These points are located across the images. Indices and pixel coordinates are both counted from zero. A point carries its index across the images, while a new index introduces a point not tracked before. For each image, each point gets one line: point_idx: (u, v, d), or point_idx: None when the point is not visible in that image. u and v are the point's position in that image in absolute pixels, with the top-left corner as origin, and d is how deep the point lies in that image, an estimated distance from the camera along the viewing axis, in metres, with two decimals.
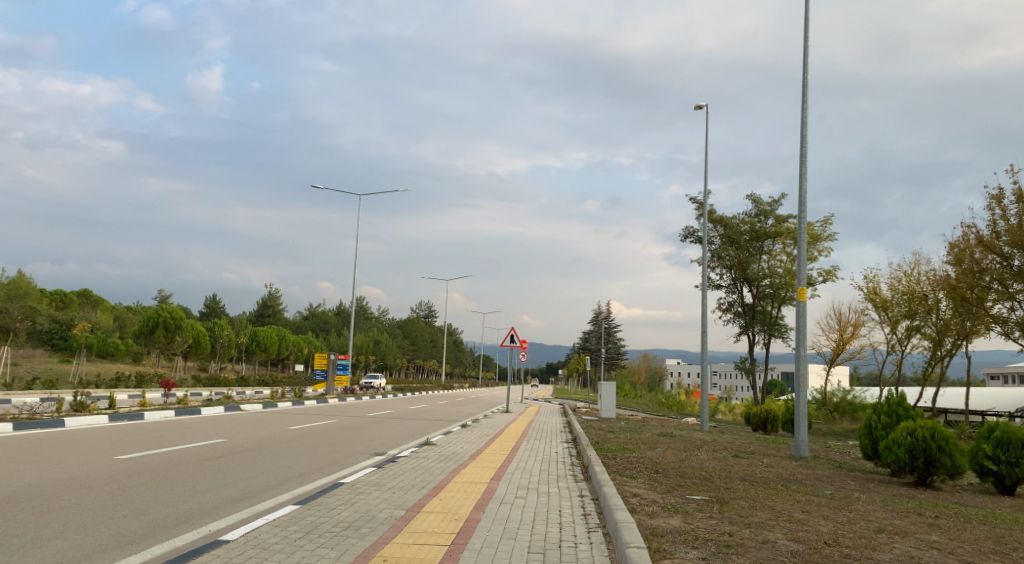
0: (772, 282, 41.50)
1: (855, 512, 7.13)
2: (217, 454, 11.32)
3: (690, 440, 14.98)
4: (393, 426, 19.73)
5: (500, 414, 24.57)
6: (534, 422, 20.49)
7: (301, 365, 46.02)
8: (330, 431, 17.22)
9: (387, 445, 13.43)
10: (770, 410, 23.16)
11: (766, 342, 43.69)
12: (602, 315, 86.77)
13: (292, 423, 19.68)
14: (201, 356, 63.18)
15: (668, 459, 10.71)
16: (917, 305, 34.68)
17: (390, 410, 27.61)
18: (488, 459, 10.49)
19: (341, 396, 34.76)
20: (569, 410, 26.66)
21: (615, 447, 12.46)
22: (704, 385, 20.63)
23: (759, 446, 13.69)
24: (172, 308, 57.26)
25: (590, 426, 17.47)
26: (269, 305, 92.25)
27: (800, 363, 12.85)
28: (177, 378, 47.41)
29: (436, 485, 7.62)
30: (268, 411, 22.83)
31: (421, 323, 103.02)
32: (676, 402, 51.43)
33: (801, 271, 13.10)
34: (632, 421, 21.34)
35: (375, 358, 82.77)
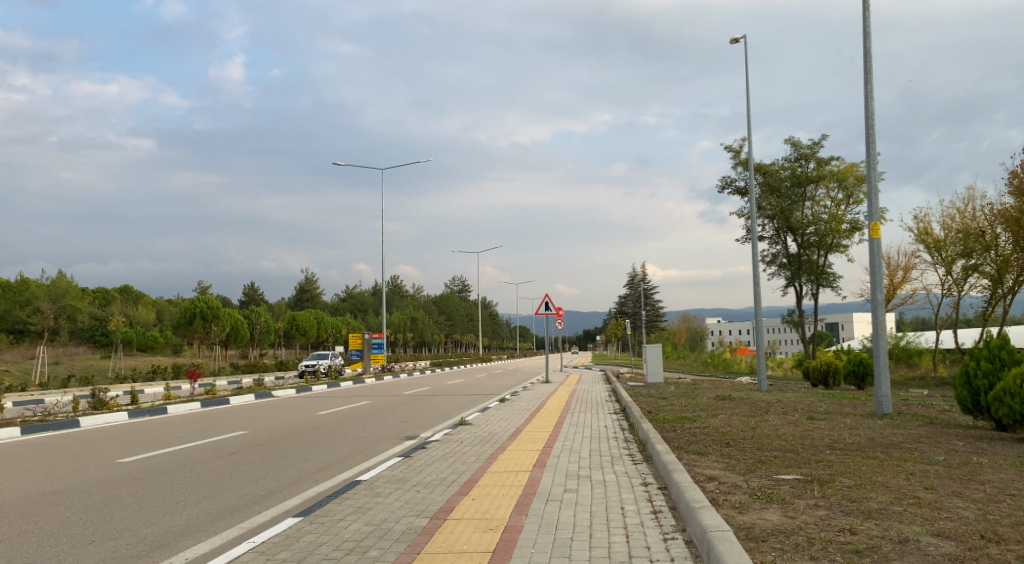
0: (817, 229, 39.35)
1: (990, 486, 5.67)
2: (233, 448, 10.28)
3: (752, 402, 13.54)
4: (430, 405, 18.65)
5: (541, 385, 23.36)
6: (577, 393, 19.20)
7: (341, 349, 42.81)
8: (361, 414, 16.13)
9: (420, 427, 12.32)
10: (830, 362, 21.57)
11: (814, 293, 41.80)
12: (639, 277, 85.13)
13: (322, 407, 18.68)
14: (240, 344, 63.17)
15: (736, 429, 9.32)
16: (973, 242, 32.40)
17: (427, 388, 26.58)
18: (530, 441, 9.17)
19: (379, 376, 33.93)
20: (613, 377, 25.40)
21: (673, 416, 11.08)
22: (760, 341, 19.10)
23: (832, 405, 12.22)
24: (208, 298, 57.09)
25: (638, 393, 16.16)
26: (306, 289, 92.32)
27: (877, 310, 11.29)
28: (215, 367, 47.15)
29: (469, 479, 6.36)
30: (300, 396, 21.95)
31: (457, 298, 102.51)
32: (722, 360, 49.78)
33: (872, 205, 11.45)
34: (683, 385, 19.97)
35: (414, 336, 82.26)
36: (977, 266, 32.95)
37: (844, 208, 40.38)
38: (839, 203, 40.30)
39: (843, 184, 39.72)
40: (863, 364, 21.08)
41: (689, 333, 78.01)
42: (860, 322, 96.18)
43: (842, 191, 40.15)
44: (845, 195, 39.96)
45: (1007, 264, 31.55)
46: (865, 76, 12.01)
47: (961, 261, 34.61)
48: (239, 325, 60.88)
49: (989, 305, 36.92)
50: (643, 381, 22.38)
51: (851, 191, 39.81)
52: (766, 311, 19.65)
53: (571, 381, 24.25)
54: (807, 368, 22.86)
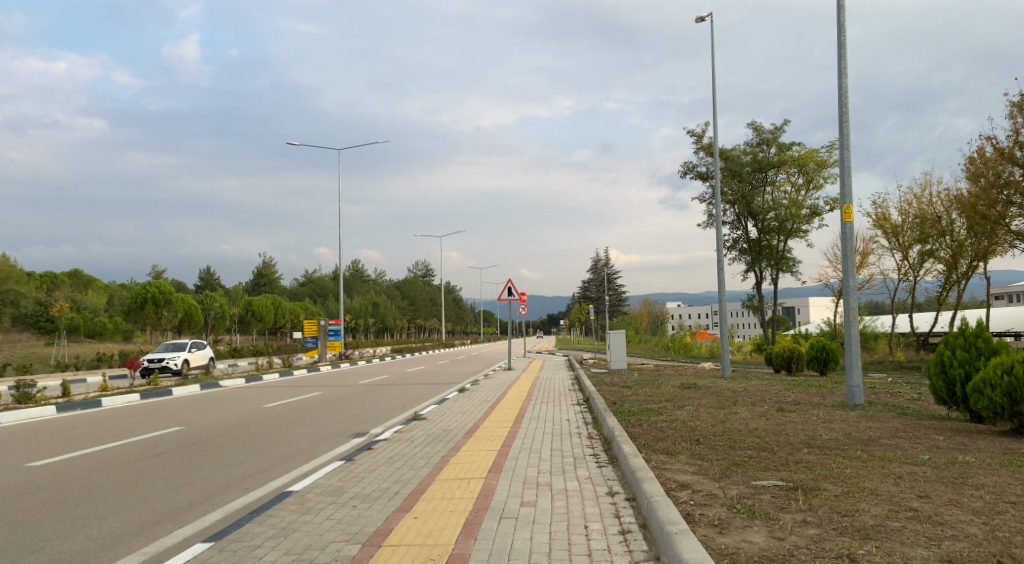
0: (777, 215, 39.37)
1: (988, 493, 5.17)
2: (164, 449, 9.45)
3: (718, 391, 13.06)
4: (387, 395, 17.88)
5: (502, 372, 22.69)
6: (539, 380, 18.59)
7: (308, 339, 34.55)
8: (312, 406, 15.31)
9: (371, 421, 11.60)
10: (793, 347, 21.31)
11: (775, 277, 41.88)
12: (601, 261, 84.99)
13: (273, 398, 17.79)
14: (194, 330, 61.36)
15: (705, 423, 8.77)
16: (929, 228, 32.58)
17: (385, 376, 25.77)
18: (486, 439, 8.52)
19: (336, 363, 32.94)
20: (575, 363, 24.91)
21: (639, 408, 10.52)
22: (723, 327, 18.66)
23: (801, 395, 11.80)
24: (160, 283, 55.14)
25: (601, 382, 15.60)
26: (263, 274, 90.27)
27: (849, 297, 10.85)
28: (166, 355, 45.58)
29: (415, 489, 5.68)
30: (250, 386, 21.01)
31: (418, 282, 101.32)
32: (683, 345, 49.74)
33: (844, 187, 10.95)
34: (646, 372, 19.53)
35: (375, 321, 80.92)
36: (934, 251, 33.19)
37: (804, 193, 40.37)
38: (800, 188, 40.24)
39: (804, 169, 39.59)
40: (825, 350, 20.79)
41: (651, 318, 78.16)
42: (817, 307, 97.61)
43: (802, 175, 40.02)
44: (805, 180, 39.88)
45: (962, 250, 31.81)
46: (839, 53, 11.52)
47: (918, 246, 34.83)
48: (192, 311, 59.05)
49: (944, 289, 37.36)
50: (606, 368, 21.88)
51: (811, 177, 39.76)
52: (730, 296, 19.23)
53: (533, 369, 23.63)
54: (769, 353, 22.61)
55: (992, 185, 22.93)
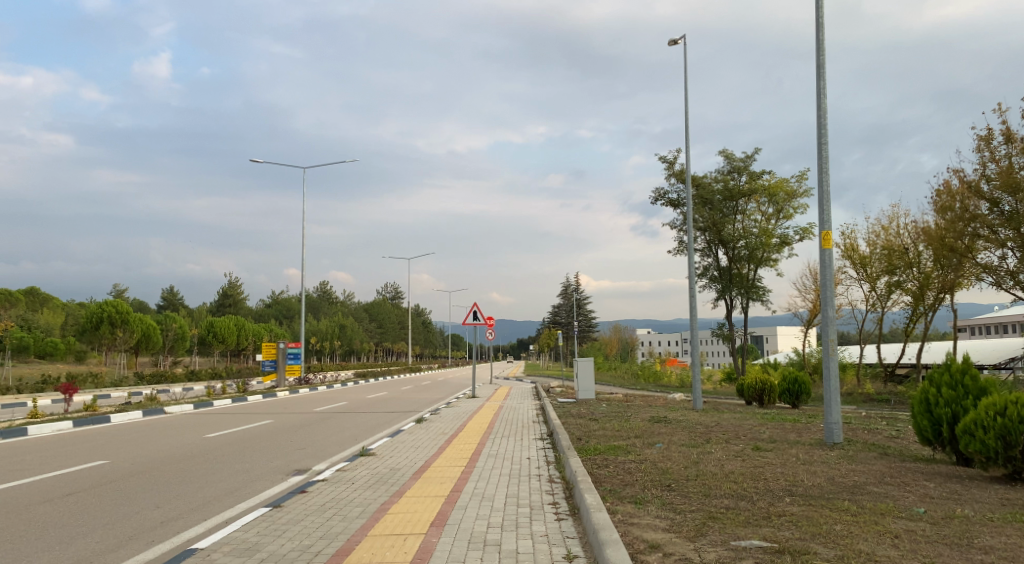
0: (747, 243, 39.25)
1: (999, 558, 4.50)
2: (76, 489, 8.52)
3: (689, 426, 12.37)
4: (341, 424, 16.92)
5: (465, 401, 21.81)
6: (503, 410, 17.77)
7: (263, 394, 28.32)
8: (258, 436, 14.34)
9: (314, 456, 10.73)
10: (765, 379, 20.71)
11: (744, 306, 41.64)
12: (572, 286, 84.52)
13: (219, 427, 16.73)
14: (152, 351, 59.40)
15: (678, 465, 8.03)
16: (897, 260, 32.57)
17: (344, 402, 24.71)
18: (435, 482, 7.71)
19: (294, 389, 31.75)
20: (542, 391, 24.09)
21: (606, 445, 9.76)
22: (694, 358, 18.06)
23: (776, 432, 11.13)
24: (117, 302, 53.37)
25: (567, 413, 14.81)
26: (229, 294, 88.28)
27: (827, 328, 10.23)
28: (119, 377, 43.84)
29: (341, 549, 4.91)
30: (199, 413, 19.87)
31: (387, 305, 99.90)
32: (653, 373, 49.16)
33: (823, 212, 10.38)
34: (615, 402, 18.81)
35: (341, 344, 79.35)
36: (901, 282, 33.11)
37: (774, 222, 40.38)
38: (770, 217, 40.24)
39: (774, 198, 39.62)
40: (797, 382, 20.47)
41: (621, 345, 77.76)
42: (785, 336, 98.07)
43: (773, 205, 40.05)
44: (775, 209, 39.91)
45: (929, 281, 31.76)
46: (819, 75, 11.10)
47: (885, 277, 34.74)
48: (151, 331, 57.29)
49: (911, 321, 37.35)
50: (573, 397, 21.14)
51: (781, 206, 39.81)
52: (701, 324, 18.67)
53: (497, 397, 22.81)
54: (739, 384, 22.08)
55: (959, 218, 22.63)
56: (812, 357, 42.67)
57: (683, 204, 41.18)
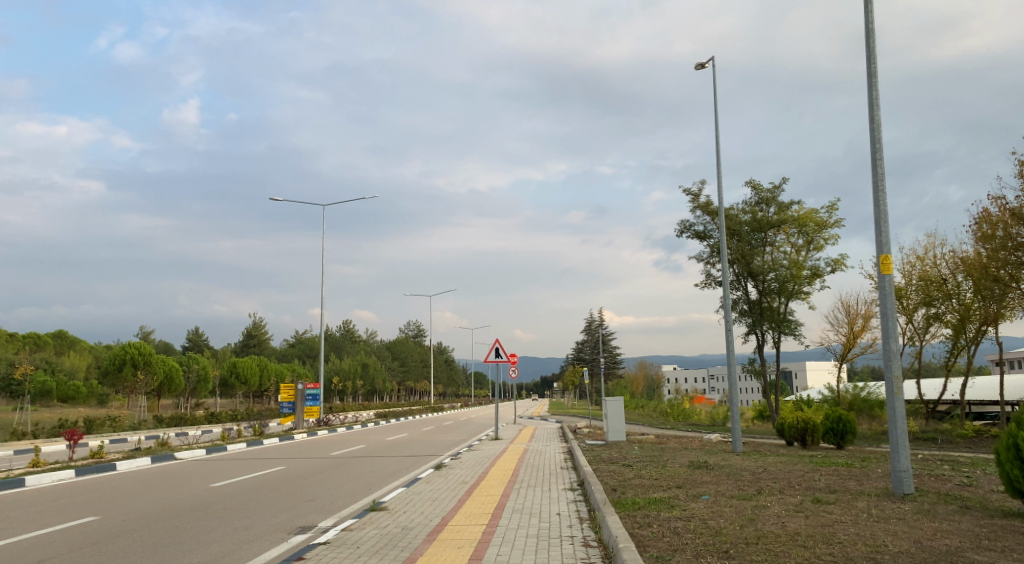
0: (777, 275, 38.01)
1: None
2: (55, 554, 7.64)
3: (734, 473, 11.21)
4: (357, 470, 15.90)
5: (488, 443, 20.70)
6: (528, 454, 16.66)
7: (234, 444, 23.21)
8: (267, 484, 13.39)
9: (322, 511, 9.76)
10: (808, 419, 19.37)
11: (776, 340, 40.20)
12: (596, 323, 83.19)
13: (228, 474, 15.78)
14: (173, 393, 59.35)
15: (732, 523, 6.96)
16: (933, 291, 31.02)
17: (362, 445, 23.68)
18: (452, 549, 6.68)
19: (313, 431, 30.83)
20: (568, 432, 22.93)
21: (645, 497, 8.67)
22: (732, 396, 16.88)
23: (834, 481, 9.97)
24: (140, 344, 53.05)
25: (597, 458, 13.68)
26: (253, 334, 88.13)
27: (892, 364, 9.11)
28: (138, 420, 43.23)
29: None
30: (209, 459, 18.93)
31: (410, 344, 99.05)
32: (681, 411, 47.58)
33: (881, 235, 9.32)
34: (648, 445, 17.66)
35: (364, 384, 78.49)
36: (939, 314, 31.55)
37: (804, 253, 39.14)
38: (800, 249, 39.06)
39: (804, 229, 38.51)
40: (841, 421, 19.17)
41: (647, 382, 76.15)
42: (816, 371, 95.64)
43: (803, 236, 38.89)
44: (805, 240, 38.73)
45: (970, 313, 30.17)
46: (870, 89, 10.20)
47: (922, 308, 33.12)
48: (172, 372, 56.99)
49: (951, 355, 35.63)
50: (602, 439, 19.97)
51: (811, 237, 38.66)
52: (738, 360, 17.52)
53: (521, 438, 21.70)
54: (779, 423, 20.79)
55: (1002, 247, 21.24)
56: (847, 393, 40.96)
57: (709, 236, 40.14)
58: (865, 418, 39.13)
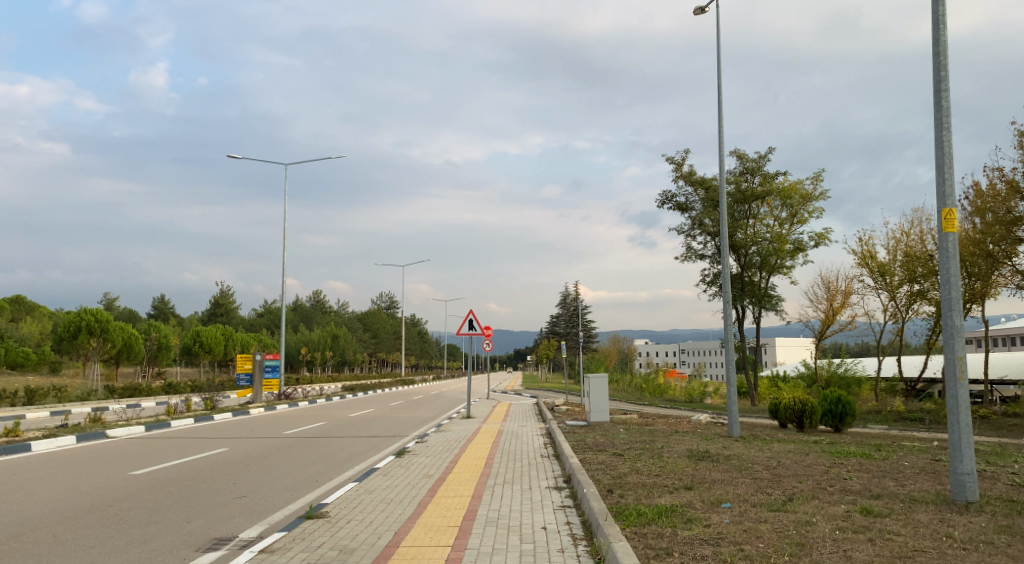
0: (759, 249, 36.53)
1: None
2: None
3: (746, 468, 9.52)
4: (310, 454, 14.03)
5: (458, 422, 18.98)
6: (501, 437, 14.88)
7: (154, 421, 20.39)
8: (201, 471, 11.51)
9: (248, 516, 7.92)
10: (806, 400, 17.77)
11: (756, 315, 38.94)
12: (569, 297, 81.89)
13: (161, 456, 13.82)
14: (132, 362, 56.40)
15: (780, 552, 5.25)
16: (916, 267, 29.18)
17: (322, 422, 21.80)
18: None
19: (271, 404, 28.83)
20: (545, 411, 21.27)
21: (652, 505, 6.90)
22: (726, 375, 15.20)
23: (871, 481, 8.34)
24: (97, 310, 50.34)
25: (582, 445, 11.96)
26: (221, 303, 85.34)
27: (951, 345, 7.38)
28: (88, 390, 40.85)
29: None
30: (145, 438, 16.92)
31: (381, 314, 96.81)
32: (655, 387, 46.37)
33: (944, 182, 7.57)
34: (634, 427, 16.02)
35: (334, 355, 76.28)
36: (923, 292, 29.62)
37: (788, 227, 37.70)
38: (784, 222, 37.60)
39: (788, 202, 36.97)
40: (841, 402, 17.73)
41: (620, 356, 75.08)
42: (788, 346, 95.46)
43: (787, 209, 37.40)
44: (789, 213, 37.27)
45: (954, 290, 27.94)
46: (934, 11, 8.41)
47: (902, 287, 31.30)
48: (131, 341, 54.43)
49: (934, 331, 34.49)
50: (583, 419, 18.35)
51: (796, 210, 37.15)
52: (734, 337, 15.87)
53: (495, 417, 19.90)
54: (773, 403, 19.27)
55: (997, 221, 19.64)
56: (824, 369, 40.16)
57: (691, 207, 38.51)
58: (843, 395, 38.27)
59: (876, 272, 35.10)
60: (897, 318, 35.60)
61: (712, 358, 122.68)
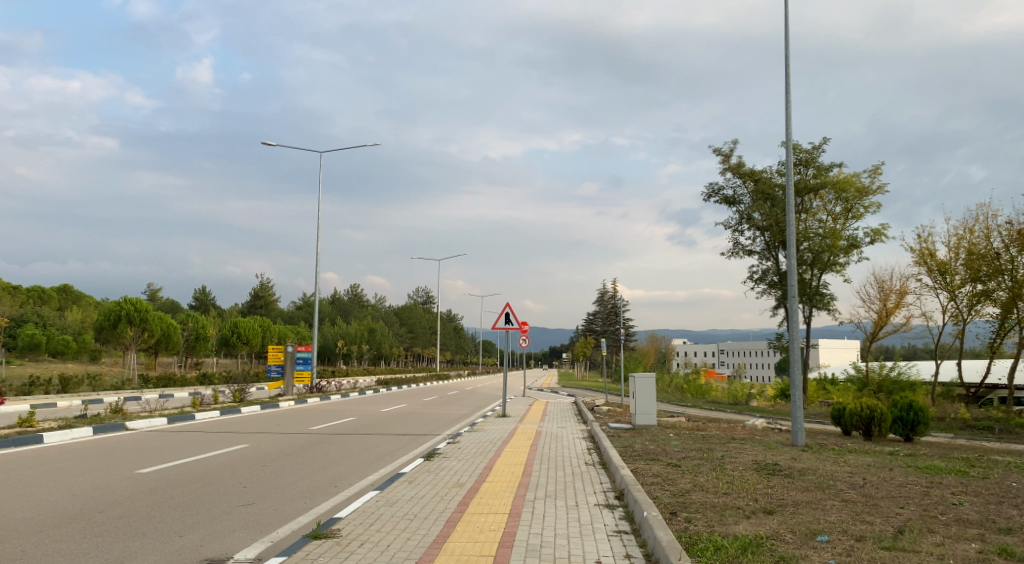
0: (812, 245, 34.49)
1: None
2: None
3: (830, 487, 8.17)
4: (334, 452, 13.00)
5: (493, 421, 17.79)
6: (539, 441, 13.62)
7: (178, 412, 19.63)
8: (213, 470, 10.54)
9: (250, 529, 6.86)
10: (875, 406, 16.18)
11: (806, 315, 37.03)
12: (607, 294, 80.39)
13: (175, 452, 12.91)
14: (170, 352, 56.50)
15: None
16: (978, 266, 26.79)
17: (352, 418, 20.81)
18: None
19: (302, 397, 28.06)
20: (586, 411, 19.99)
21: (731, 536, 5.63)
22: (791, 375, 13.70)
23: (989, 510, 6.91)
24: (137, 300, 50.47)
25: (630, 453, 10.71)
26: (261, 295, 85.68)
27: None
28: (123, 379, 40.64)
29: None
30: (165, 432, 16.07)
31: (419, 309, 96.28)
32: (696, 387, 44.71)
33: None
34: (687, 432, 14.69)
35: (370, 349, 75.82)
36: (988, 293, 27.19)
37: (842, 222, 35.75)
38: (838, 217, 35.65)
39: (843, 195, 35.05)
40: (912, 409, 16.20)
41: (658, 356, 73.29)
42: (833, 348, 92.54)
43: (841, 203, 35.48)
44: (844, 208, 35.34)
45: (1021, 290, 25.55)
46: None
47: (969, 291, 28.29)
48: (170, 331, 54.52)
49: (999, 336, 32.13)
50: (627, 422, 17.04)
51: (851, 204, 35.18)
52: (799, 335, 14.40)
53: (532, 417, 18.67)
54: (835, 409, 17.71)
55: None
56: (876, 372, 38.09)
57: (740, 201, 36.80)
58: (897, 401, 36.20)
59: (936, 271, 33.07)
60: (957, 319, 33.47)
61: (753, 359, 119.85)
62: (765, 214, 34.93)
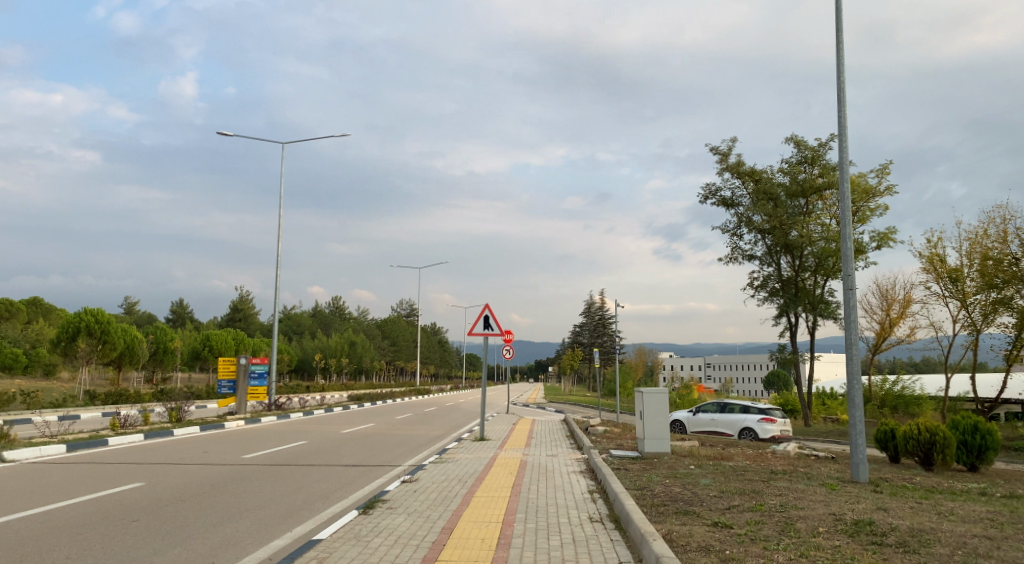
0: (818, 250, 31.34)
1: None
2: None
3: None
4: (253, 494, 9.77)
5: (468, 447, 14.51)
6: (520, 477, 10.32)
7: (87, 436, 16.12)
8: (48, 533, 7.24)
9: None
10: (940, 428, 13.03)
11: (811, 325, 33.95)
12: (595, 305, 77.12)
13: (34, 493, 9.57)
14: (133, 367, 52.40)
15: None
16: (992, 273, 23.45)
17: (302, 442, 17.47)
18: None
19: (256, 417, 24.56)
20: (578, 434, 16.80)
21: None
22: (848, 389, 10.54)
23: None
24: (98, 311, 46.76)
25: (650, 503, 7.55)
26: (239, 308, 81.78)
27: None
28: (68, 396, 36.67)
29: None
30: (50, 463, 12.69)
31: (402, 322, 92.39)
32: (691, 402, 41.61)
33: None
34: (710, 463, 11.57)
35: (350, 363, 72.08)
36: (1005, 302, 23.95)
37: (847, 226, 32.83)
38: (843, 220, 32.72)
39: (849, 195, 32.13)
40: (979, 432, 13.25)
41: (647, 370, 70.04)
42: (829, 362, 89.00)
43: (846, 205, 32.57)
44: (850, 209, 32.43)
45: None
46: None
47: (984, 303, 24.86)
48: (134, 344, 50.63)
49: (1016, 347, 29.05)
50: (631, 449, 13.84)
51: (856, 206, 32.32)
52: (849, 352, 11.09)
53: (516, 442, 15.37)
54: (880, 430, 14.58)
55: None
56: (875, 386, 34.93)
57: (740, 202, 33.85)
58: (901, 416, 33.08)
59: (946, 278, 30.15)
60: (970, 329, 30.43)
61: (741, 373, 116.87)
62: (767, 215, 31.79)
